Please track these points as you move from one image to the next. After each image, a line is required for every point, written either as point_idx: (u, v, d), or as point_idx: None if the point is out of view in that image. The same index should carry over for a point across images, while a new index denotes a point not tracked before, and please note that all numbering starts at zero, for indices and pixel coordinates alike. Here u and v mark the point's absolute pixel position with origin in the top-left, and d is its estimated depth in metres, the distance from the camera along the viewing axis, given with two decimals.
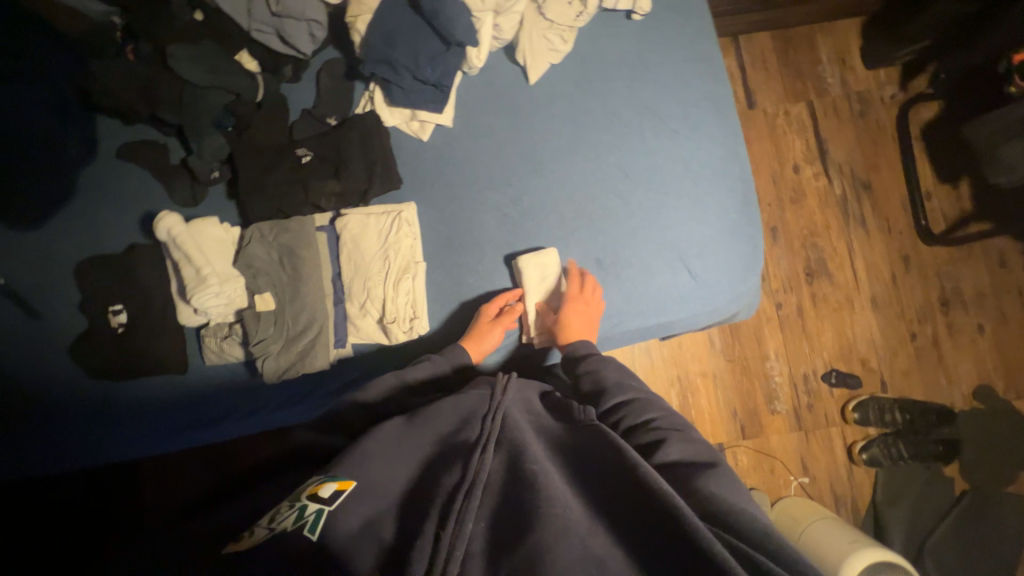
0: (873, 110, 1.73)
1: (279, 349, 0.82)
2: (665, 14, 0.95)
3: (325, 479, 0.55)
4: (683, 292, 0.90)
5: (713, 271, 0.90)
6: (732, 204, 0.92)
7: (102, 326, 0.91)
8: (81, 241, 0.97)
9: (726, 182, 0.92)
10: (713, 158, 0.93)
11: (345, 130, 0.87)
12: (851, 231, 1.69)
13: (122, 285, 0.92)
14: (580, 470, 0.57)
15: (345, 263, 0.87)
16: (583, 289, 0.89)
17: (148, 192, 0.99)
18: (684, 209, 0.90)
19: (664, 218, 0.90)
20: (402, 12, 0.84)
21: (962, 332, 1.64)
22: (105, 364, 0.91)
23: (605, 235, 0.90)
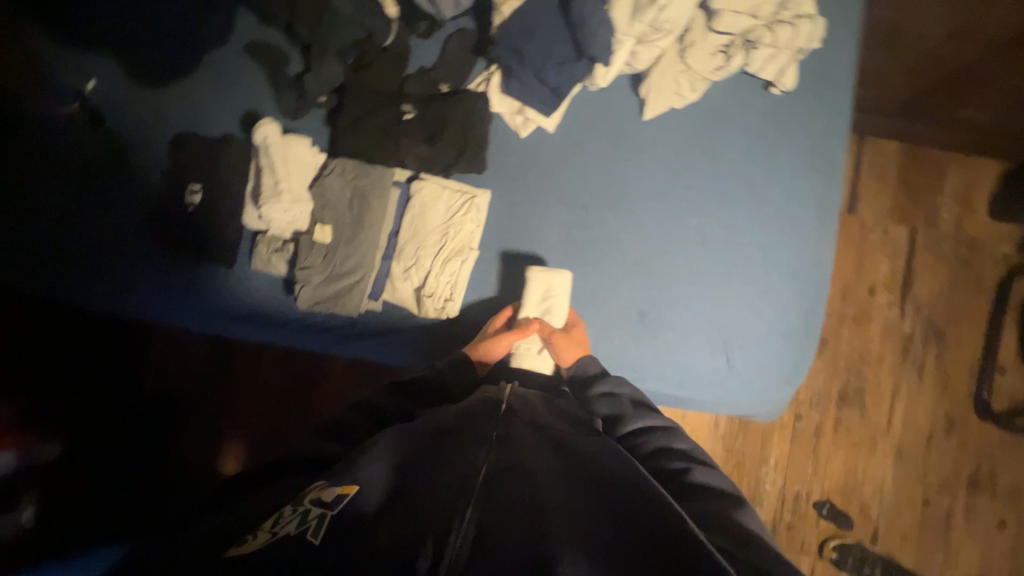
0: (979, 262, 1.60)
1: (318, 279, 0.85)
2: (806, 96, 0.90)
3: (327, 483, 0.53)
4: (712, 374, 0.87)
5: (752, 367, 0.87)
6: (799, 309, 0.87)
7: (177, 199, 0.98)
8: (189, 117, 1.03)
9: (801, 286, 0.88)
10: (797, 257, 0.88)
11: (453, 103, 0.87)
12: (904, 373, 1.58)
13: (204, 168, 0.97)
14: (587, 480, 0.56)
15: (406, 224, 0.88)
16: (618, 334, 0.88)
17: (254, 92, 1.03)
18: (747, 296, 0.87)
19: (722, 297, 0.87)
20: (549, 9, 0.83)
21: (979, 519, 1.53)
22: (168, 233, 0.98)
23: (659, 290, 0.88)
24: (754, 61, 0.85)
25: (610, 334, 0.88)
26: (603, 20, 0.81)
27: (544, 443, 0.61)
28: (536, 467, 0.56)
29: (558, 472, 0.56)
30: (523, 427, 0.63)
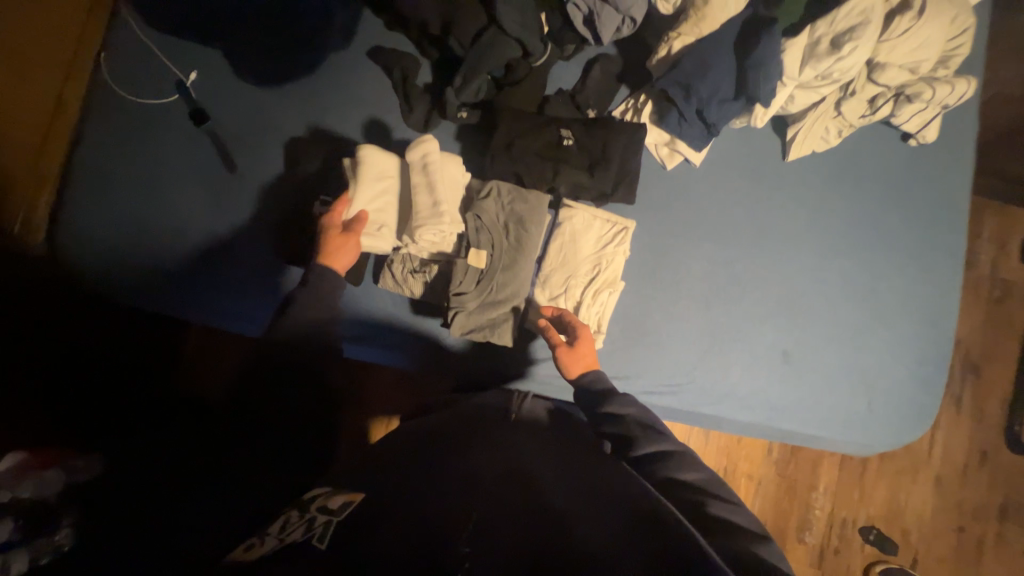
0: (1012, 302, 1.71)
1: (467, 305, 0.81)
2: (939, 149, 0.94)
3: (335, 494, 0.60)
4: (854, 416, 0.88)
5: (891, 410, 0.89)
6: (932, 355, 0.90)
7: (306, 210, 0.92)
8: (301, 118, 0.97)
9: (934, 333, 0.91)
10: (929, 304, 0.92)
11: (614, 131, 0.86)
12: (943, 405, 1.67)
13: (332, 179, 0.93)
14: (586, 490, 0.57)
15: (554, 251, 0.87)
16: (762, 373, 0.89)
17: (382, 101, 0.97)
18: (885, 340, 0.90)
19: (862, 340, 0.90)
20: (721, 47, 0.82)
21: (1008, 545, 1.63)
22: (295, 247, 0.92)
23: (802, 331, 0.90)
24: (902, 113, 0.88)
25: (753, 371, 0.89)
26: (777, 63, 0.80)
27: (549, 458, 0.64)
28: (535, 476, 0.59)
29: (560, 480, 0.58)
30: (527, 445, 0.67)
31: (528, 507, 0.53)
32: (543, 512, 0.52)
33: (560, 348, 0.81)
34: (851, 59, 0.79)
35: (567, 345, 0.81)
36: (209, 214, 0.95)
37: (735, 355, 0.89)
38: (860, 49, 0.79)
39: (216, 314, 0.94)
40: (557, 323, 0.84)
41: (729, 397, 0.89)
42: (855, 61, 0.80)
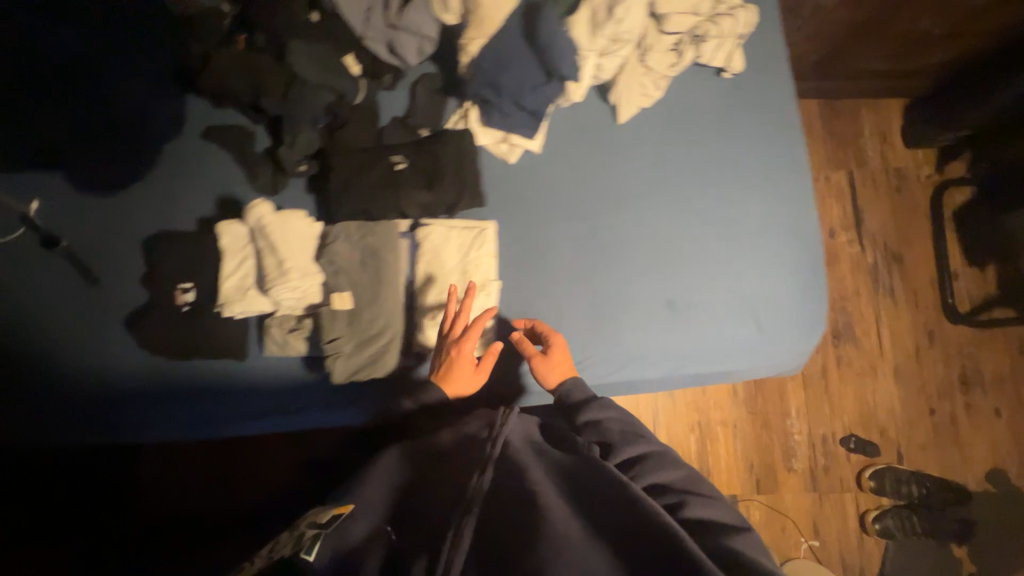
0: (910, 187, 1.79)
1: (346, 350, 0.84)
2: (752, 76, 0.99)
3: (323, 509, 0.65)
4: (748, 343, 0.91)
5: (781, 326, 0.92)
6: (804, 263, 0.94)
7: (173, 302, 0.91)
8: (151, 212, 0.97)
9: (801, 243, 0.94)
10: (787, 218, 0.95)
11: (442, 143, 0.88)
12: (879, 299, 1.73)
13: (189, 265, 0.92)
14: (584, 500, 0.62)
15: (421, 271, 0.88)
16: (652, 328, 0.91)
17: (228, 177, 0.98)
18: (757, 260, 0.93)
19: (736, 270, 0.93)
20: (516, 41, 0.86)
21: (980, 413, 1.67)
22: (176, 340, 0.90)
23: (679, 278, 0.93)
24: (703, 53, 0.93)
25: (645, 326, 0.91)
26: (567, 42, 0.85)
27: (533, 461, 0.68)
28: (529, 486, 0.63)
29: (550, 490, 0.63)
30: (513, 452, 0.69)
31: (519, 524, 0.57)
32: (532, 532, 0.57)
33: (535, 358, 0.85)
34: (631, 16, 0.85)
35: (541, 353, 0.85)
36: (91, 328, 0.92)
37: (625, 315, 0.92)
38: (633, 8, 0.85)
39: (147, 430, 0.92)
40: (530, 335, 0.88)
41: (632, 360, 0.91)
42: (635, 18, 0.86)
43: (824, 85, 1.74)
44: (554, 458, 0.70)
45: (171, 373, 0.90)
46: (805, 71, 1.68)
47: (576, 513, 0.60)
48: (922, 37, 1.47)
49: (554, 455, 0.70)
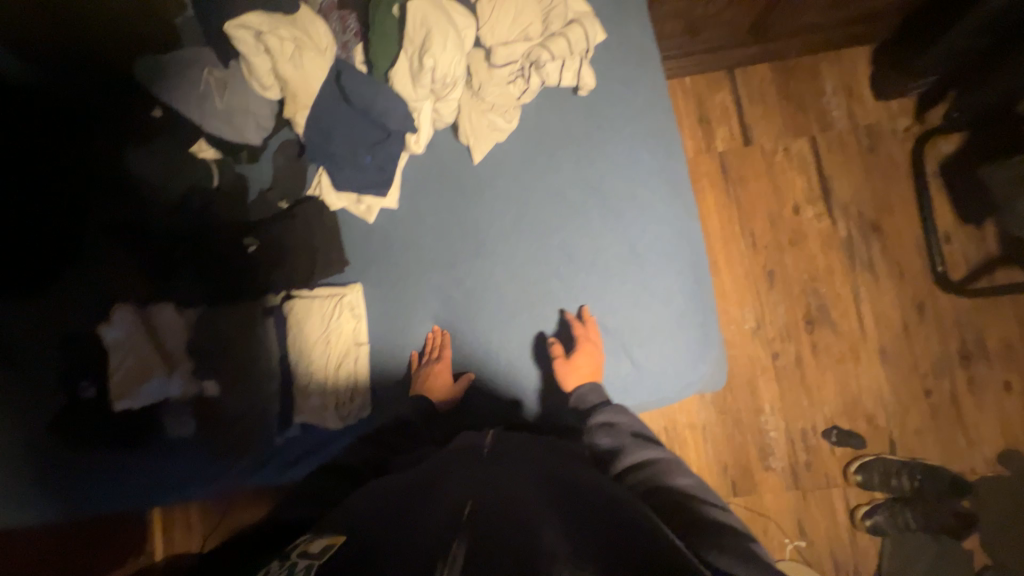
0: (884, 145, 1.60)
1: (229, 428, 0.91)
2: (612, 89, 0.91)
3: (317, 537, 0.63)
4: (625, 379, 0.88)
5: (660, 357, 0.87)
6: (681, 287, 0.88)
7: (70, 400, 0.92)
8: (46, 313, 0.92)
9: (676, 265, 0.88)
10: (660, 240, 0.88)
11: (291, 220, 0.93)
12: (857, 275, 1.57)
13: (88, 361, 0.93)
14: (586, 516, 0.55)
15: (289, 346, 0.91)
16: (524, 375, 0.89)
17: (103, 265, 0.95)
18: (628, 293, 0.88)
19: (606, 304, 0.88)
20: (337, 106, 0.83)
21: (984, 389, 1.50)
22: (79, 436, 0.91)
23: (546, 320, 0.90)
24: (549, 75, 0.87)
25: (516, 377, 0.90)
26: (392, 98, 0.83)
27: (528, 476, 0.66)
28: (521, 503, 0.58)
29: (541, 493, 0.61)
30: (505, 465, 0.70)
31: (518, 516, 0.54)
32: (529, 526, 0.52)
33: (557, 360, 0.85)
34: (447, 57, 0.81)
35: (564, 357, 0.85)
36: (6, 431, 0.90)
37: (493, 367, 0.91)
38: (446, 48, 0.80)
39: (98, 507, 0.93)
40: (563, 337, 0.89)
41: (507, 412, 0.90)
42: (453, 57, 0.81)
43: (768, 47, 1.56)
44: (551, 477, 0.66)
45: (117, 456, 0.93)
46: (742, 37, 1.52)
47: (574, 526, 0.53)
48: None
49: (556, 474, 0.67)
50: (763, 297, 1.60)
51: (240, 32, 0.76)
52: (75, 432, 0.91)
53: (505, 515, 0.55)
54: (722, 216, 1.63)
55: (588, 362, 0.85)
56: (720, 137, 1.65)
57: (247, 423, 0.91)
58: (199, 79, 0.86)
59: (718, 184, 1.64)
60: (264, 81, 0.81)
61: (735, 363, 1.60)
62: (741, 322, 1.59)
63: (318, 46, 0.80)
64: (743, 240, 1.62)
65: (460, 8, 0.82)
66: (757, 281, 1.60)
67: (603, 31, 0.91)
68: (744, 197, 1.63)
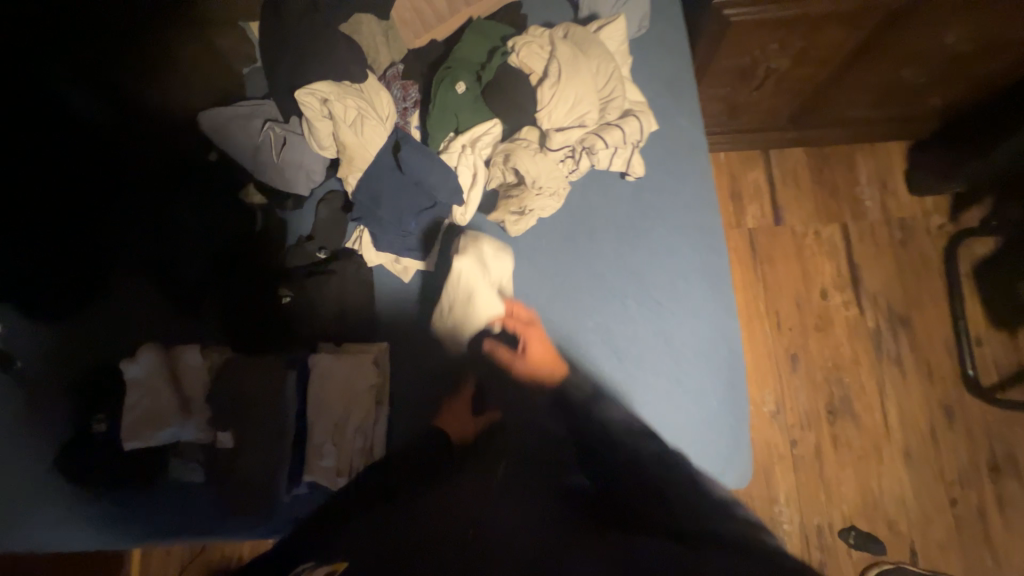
0: (917, 241, 1.58)
1: (240, 476, 0.88)
2: (659, 179, 0.92)
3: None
4: None
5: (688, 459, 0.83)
6: (713, 386, 0.86)
7: (81, 434, 0.90)
8: (77, 340, 0.94)
9: (709, 362, 0.87)
10: (696, 336, 0.87)
11: (327, 275, 0.93)
12: (884, 370, 1.53)
13: (104, 395, 0.92)
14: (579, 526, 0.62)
15: (308, 401, 0.89)
16: None
17: (134, 298, 0.95)
18: (662, 391, 0.85)
19: (636, 397, 0.84)
20: (388, 171, 0.84)
21: (1016, 507, 1.41)
22: (82, 473, 0.89)
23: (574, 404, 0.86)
24: (600, 159, 0.88)
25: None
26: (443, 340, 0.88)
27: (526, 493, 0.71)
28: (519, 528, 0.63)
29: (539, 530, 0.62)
30: (511, 494, 0.71)
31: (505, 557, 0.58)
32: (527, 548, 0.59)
33: (507, 359, 0.86)
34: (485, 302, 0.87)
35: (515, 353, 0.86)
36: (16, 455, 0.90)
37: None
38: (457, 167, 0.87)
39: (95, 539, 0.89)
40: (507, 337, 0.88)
41: None
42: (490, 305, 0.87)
43: (806, 134, 1.58)
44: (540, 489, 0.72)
45: (116, 492, 0.89)
46: (780, 124, 1.55)
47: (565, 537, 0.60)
48: (902, 85, 1.32)
49: (543, 485, 0.73)
50: (784, 380, 1.56)
51: (308, 97, 0.79)
52: (85, 469, 0.88)
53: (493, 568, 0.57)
54: (748, 293, 1.62)
55: (538, 343, 0.86)
56: (751, 215, 1.66)
57: (258, 465, 0.88)
58: (261, 130, 0.89)
59: (745, 261, 1.63)
60: (323, 141, 0.83)
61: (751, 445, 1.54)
62: (760, 405, 1.55)
63: (379, 114, 0.82)
64: (766, 320, 1.60)
65: (488, 128, 0.87)
66: (778, 364, 1.57)
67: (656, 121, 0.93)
68: (770, 276, 1.62)
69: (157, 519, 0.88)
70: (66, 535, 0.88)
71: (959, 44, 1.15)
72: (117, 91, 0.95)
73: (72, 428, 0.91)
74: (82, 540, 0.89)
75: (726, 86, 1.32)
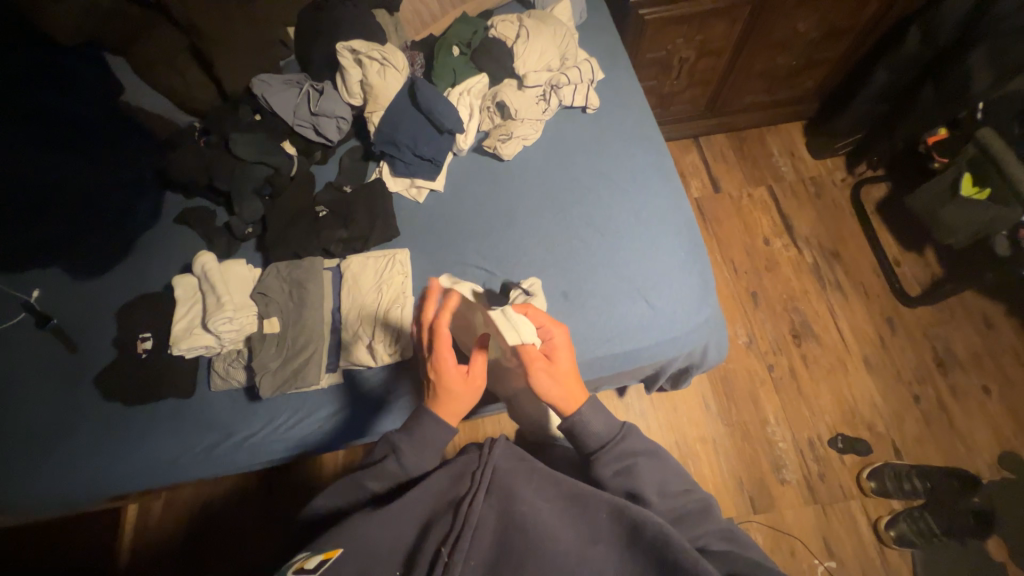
0: (828, 191, 1.92)
1: (279, 364, 0.95)
2: (612, 110, 1.20)
3: (309, 553, 0.65)
4: (642, 319, 1.00)
5: (669, 301, 1.01)
6: (679, 245, 1.06)
7: (128, 353, 1.05)
8: (130, 284, 1.16)
9: (674, 229, 1.07)
10: (660, 212, 1.09)
11: (356, 196, 1.10)
12: (829, 295, 1.77)
13: (150, 318, 1.08)
14: (570, 513, 0.74)
15: (344, 296, 1.02)
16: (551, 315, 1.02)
17: (179, 243, 1.19)
18: (639, 248, 1.05)
19: (620, 260, 1.04)
20: (406, 106, 1.08)
21: (967, 394, 1.60)
22: (129, 383, 1.02)
23: (572, 272, 1.04)
24: (565, 96, 1.15)
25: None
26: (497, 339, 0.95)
27: (518, 477, 0.77)
28: (522, 518, 0.71)
29: (556, 513, 0.74)
30: (518, 479, 0.77)
31: (526, 537, 0.69)
32: (529, 538, 0.69)
33: (543, 364, 0.86)
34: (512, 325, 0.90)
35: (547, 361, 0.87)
36: (86, 380, 1.06)
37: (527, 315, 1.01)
38: (459, 104, 1.13)
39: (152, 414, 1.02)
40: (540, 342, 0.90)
41: None
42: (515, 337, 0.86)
43: (724, 119, 1.98)
44: (528, 473, 0.78)
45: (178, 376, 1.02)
46: (701, 112, 1.94)
47: (559, 528, 0.71)
48: (781, 69, 1.74)
49: (528, 468, 0.79)
50: (750, 315, 1.77)
51: (344, 51, 1.05)
52: (132, 378, 1.02)
53: (518, 550, 0.68)
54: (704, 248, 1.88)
55: (569, 362, 0.89)
56: (695, 186, 1.99)
57: (300, 348, 0.96)
58: (299, 92, 1.13)
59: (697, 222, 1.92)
60: (353, 89, 1.08)
61: (735, 375, 1.68)
62: (735, 338, 1.73)
63: (397, 66, 1.08)
64: (725, 267, 1.84)
65: (476, 77, 1.15)
66: (743, 301, 1.79)
67: (602, 72, 1.24)
68: (720, 232, 1.90)
69: (213, 423, 1.00)
70: (126, 441, 1.00)
71: (809, 31, 1.59)
72: (181, 81, 1.21)
73: (122, 347, 1.06)
74: (139, 449, 0.99)
75: (653, 78, 1.71)
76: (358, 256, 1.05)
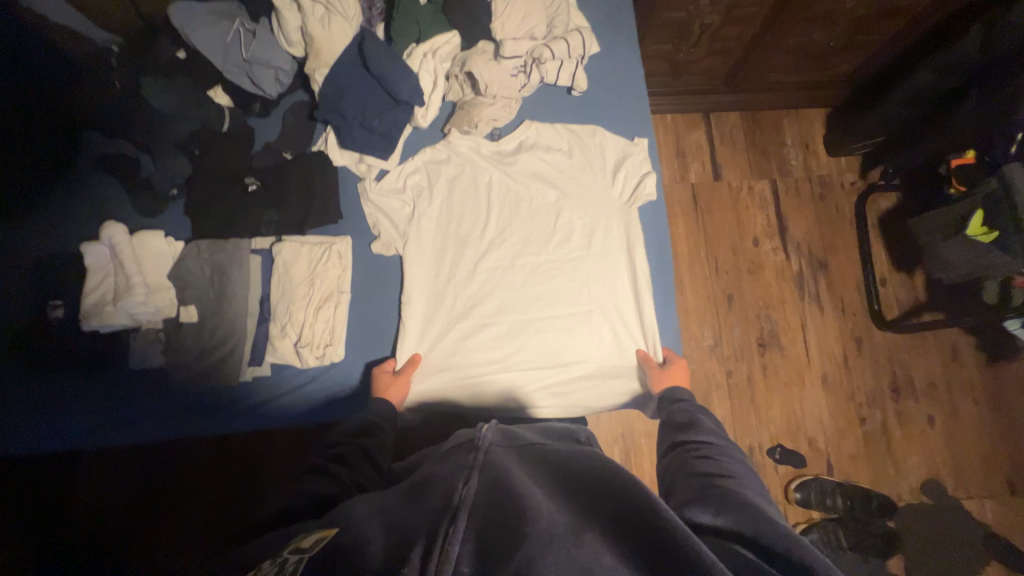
0: (834, 195, 1.78)
1: (197, 354, 0.92)
2: (600, 95, 1.05)
3: (309, 533, 0.57)
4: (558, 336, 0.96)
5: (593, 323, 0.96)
6: (619, 260, 0.99)
7: (34, 317, 0.93)
8: None
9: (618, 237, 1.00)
10: (608, 216, 1.00)
11: (292, 170, 0.98)
12: (805, 306, 1.72)
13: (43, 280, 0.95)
14: (571, 486, 0.57)
15: (273, 286, 0.95)
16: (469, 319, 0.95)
17: (80, 185, 0.99)
18: (586, 269, 0.98)
19: (546, 268, 0.98)
20: (355, 71, 0.93)
21: (912, 422, 1.62)
22: (39, 359, 0.92)
23: (503, 276, 0.97)
24: (547, 72, 0.99)
25: (492, 376, 0.93)
26: None
27: (522, 464, 0.62)
28: (518, 492, 0.55)
29: (546, 490, 0.56)
30: (509, 462, 0.62)
31: (512, 513, 0.52)
32: (524, 513, 0.51)
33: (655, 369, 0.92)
34: None
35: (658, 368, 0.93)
36: None
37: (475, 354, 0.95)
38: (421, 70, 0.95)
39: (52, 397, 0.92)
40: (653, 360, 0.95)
41: (478, 377, 0.93)
42: None
43: (740, 98, 1.76)
44: (530, 455, 0.65)
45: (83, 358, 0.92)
46: (717, 85, 1.72)
47: (559, 501, 0.54)
48: (813, 47, 1.52)
49: (530, 450, 0.67)
50: (721, 317, 1.71)
51: None
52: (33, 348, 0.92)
53: (512, 525, 0.50)
54: (691, 240, 1.76)
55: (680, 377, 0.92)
56: (694, 170, 1.81)
57: (218, 335, 0.92)
58: (229, 30, 0.94)
59: (688, 210, 1.78)
60: (290, 36, 0.93)
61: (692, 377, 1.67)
62: (701, 339, 1.68)
63: (345, 13, 0.92)
64: (706, 265, 1.75)
65: (445, 37, 0.97)
66: (716, 301, 1.72)
67: (598, 45, 1.05)
68: (710, 225, 1.77)
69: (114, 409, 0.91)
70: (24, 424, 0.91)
71: (856, 9, 1.35)
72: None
73: (24, 310, 0.93)
74: (42, 447, 0.91)
75: (667, 41, 1.47)
76: (287, 245, 0.95)
